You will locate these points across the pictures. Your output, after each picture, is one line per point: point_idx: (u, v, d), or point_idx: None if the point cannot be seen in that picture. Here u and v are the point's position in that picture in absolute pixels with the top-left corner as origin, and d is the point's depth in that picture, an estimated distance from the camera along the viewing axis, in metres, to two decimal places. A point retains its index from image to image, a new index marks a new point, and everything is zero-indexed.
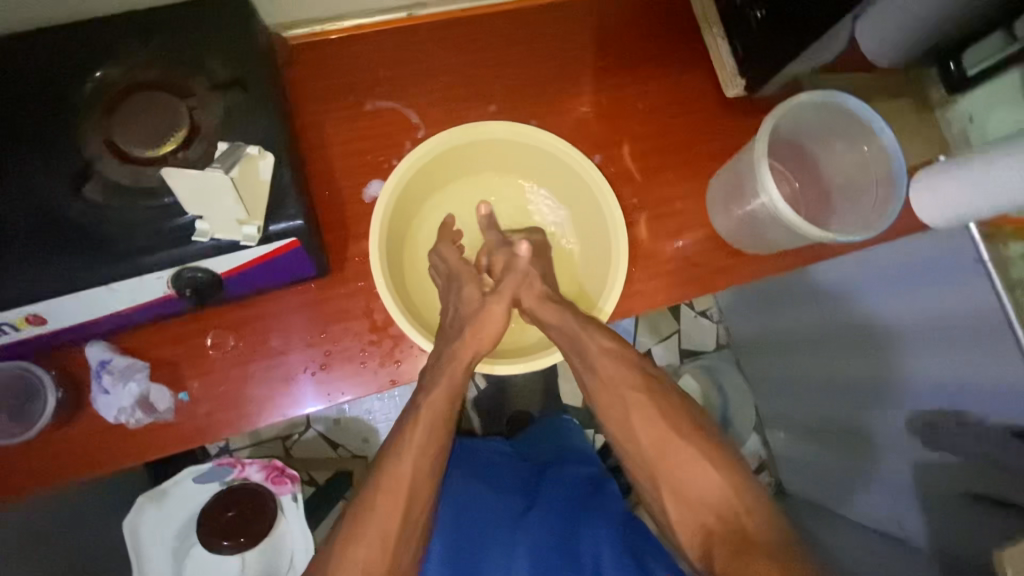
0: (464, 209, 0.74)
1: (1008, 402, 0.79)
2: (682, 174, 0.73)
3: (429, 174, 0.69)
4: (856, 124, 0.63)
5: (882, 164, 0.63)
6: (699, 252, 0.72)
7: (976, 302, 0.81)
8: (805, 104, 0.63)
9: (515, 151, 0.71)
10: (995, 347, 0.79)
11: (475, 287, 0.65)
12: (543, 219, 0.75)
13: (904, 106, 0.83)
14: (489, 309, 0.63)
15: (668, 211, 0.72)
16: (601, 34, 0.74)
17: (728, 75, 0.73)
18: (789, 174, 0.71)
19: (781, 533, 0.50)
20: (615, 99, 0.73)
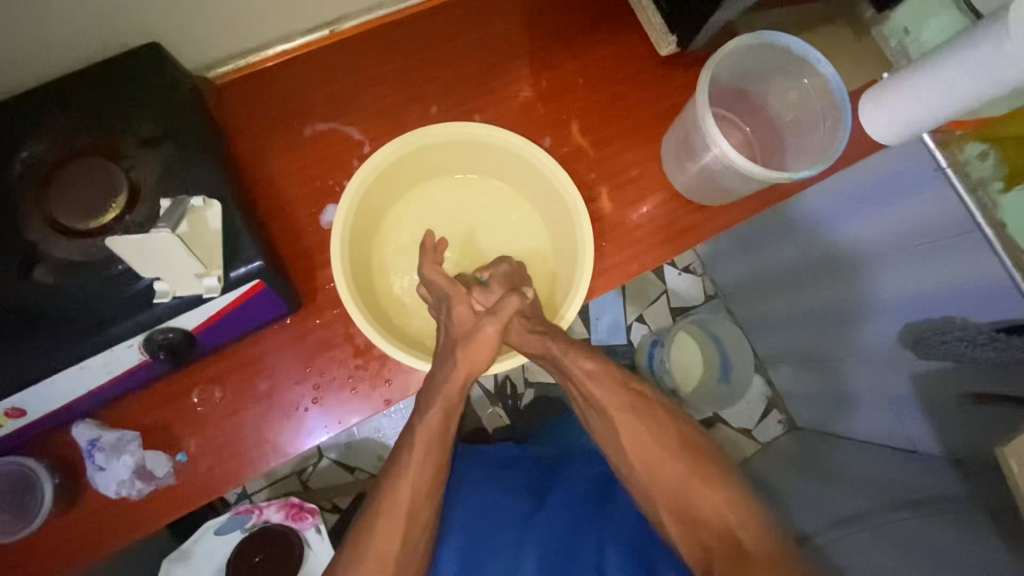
0: (427, 214, 0.73)
1: (993, 300, 0.80)
2: (633, 140, 0.73)
3: (382, 188, 0.68)
4: (791, 59, 0.63)
5: (825, 93, 0.63)
6: (664, 215, 0.72)
7: (943, 207, 0.82)
8: (741, 48, 0.62)
9: (464, 149, 0.70)
10: (967, 249, 0.81)
11: (467, 304, 0.63)
12: (506, 211, 0.74)
13: (841, 29, 0.83)
14: (481, 331, 0.61)
15: (627, 179, 0.72)
16: (527, 15, 0.73)
17: (659, 35, 0.72)
18: (738, 119, 0.71)
19: (771, 543, 0.53)
20: (555, 78, 0.73)
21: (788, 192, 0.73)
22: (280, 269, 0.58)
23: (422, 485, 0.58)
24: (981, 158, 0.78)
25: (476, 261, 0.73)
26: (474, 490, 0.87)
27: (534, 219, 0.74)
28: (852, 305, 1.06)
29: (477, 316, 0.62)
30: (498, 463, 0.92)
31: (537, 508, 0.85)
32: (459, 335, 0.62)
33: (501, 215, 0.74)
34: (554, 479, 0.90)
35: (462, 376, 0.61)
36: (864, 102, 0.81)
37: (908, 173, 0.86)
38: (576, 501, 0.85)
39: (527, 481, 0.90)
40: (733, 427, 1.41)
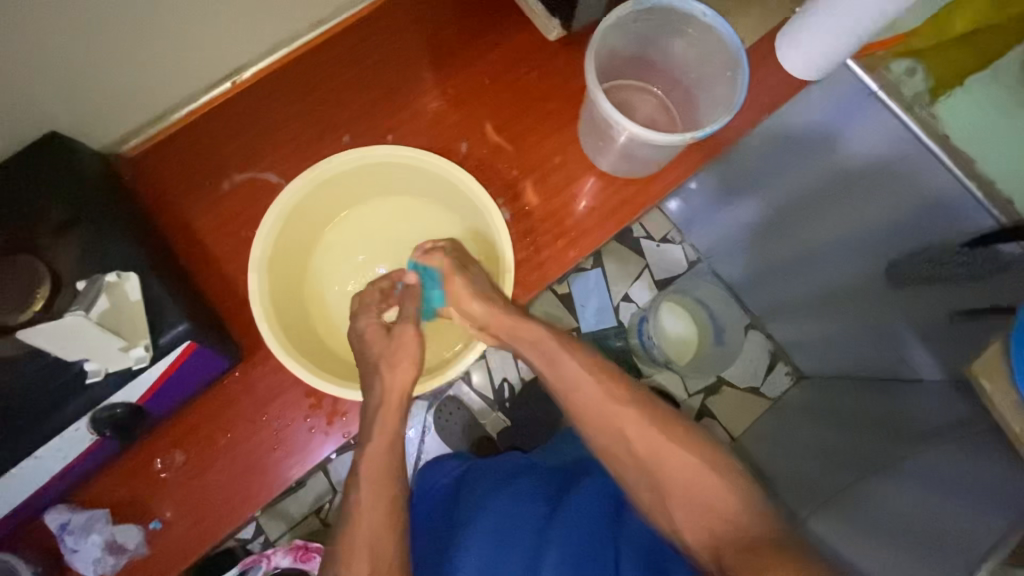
0: (359, 234, 0.74)
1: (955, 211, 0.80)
2: (549, 129, 0.72)
3: (294, 230, 0.68)
4: (679, 19, 0.62)
5: (721, 48, 0.62)
6: (592, 198, 0.72)
7: (880, 132, 0.82)
8: (625, 20, 0.61)
9: (367, 174, 0.69)
10: (914, 169, 0.81)
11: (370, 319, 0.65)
12: (427, 223, 0.74)
13: None
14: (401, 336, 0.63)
15: (549, 169, 0.72)
16: (423, 27, 0.73)
17: (544, 21, 0.72)
18: (645, 85, 0.71)
19: (742, 513, 0.53)
20: (461, 84, 0.72)
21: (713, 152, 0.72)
22: (213, 327, 0.59)
23: (395, 514, 0.58)
24: (909, 73, 0.80)
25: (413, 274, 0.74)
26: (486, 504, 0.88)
27: (457, 222, 0.74)
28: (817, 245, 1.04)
29: (386, 330, 0.65)
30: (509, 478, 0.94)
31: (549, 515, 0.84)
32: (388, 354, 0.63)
33: (432, 225, 0.75)
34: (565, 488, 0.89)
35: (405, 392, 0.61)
36: (780, 45, 0.77)
37: (840, 106, 0.84)
38: (588, 504, 0.83)
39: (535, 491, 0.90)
40: (740, 388, 1.38)
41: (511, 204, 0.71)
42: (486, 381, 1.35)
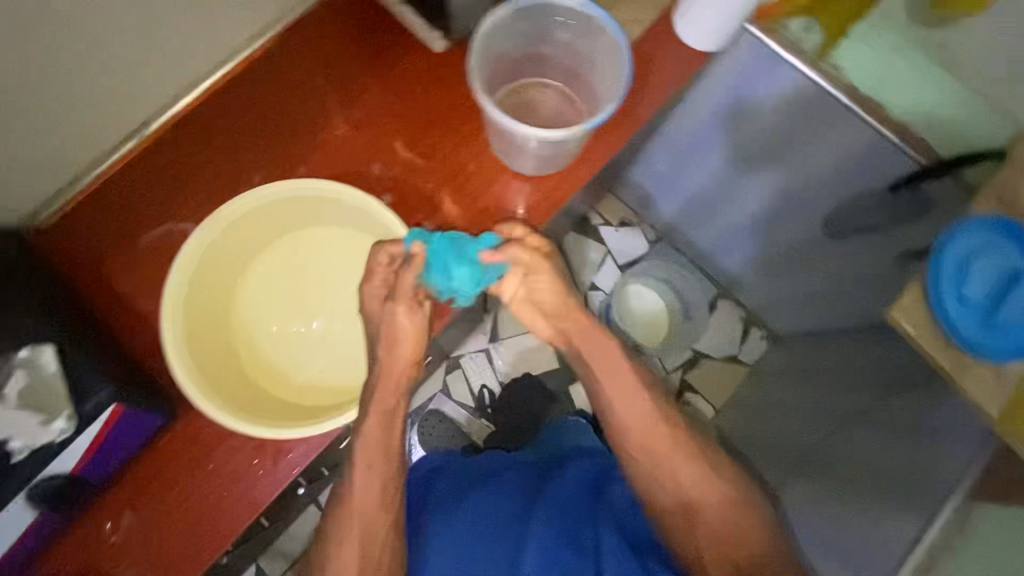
0: (262, 297, 0.72)
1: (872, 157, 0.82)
2: (458, 137, 0.72)
3: (205, 283, 0.66)
4: (557, 12, 0.63)
5: (604, 34, 0.62)
6: (511, 198, 0.72)
7: (790, 88, 0.83)
8: (502, 23, 0.61)
9: (271, 214, 0.68)
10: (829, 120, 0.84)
11: (374, 292, 0.64)
12: (340, 253, 0.74)
13: None
14: (392, 315, 0.62)
15: (464, 176, 0.72)
16: (318, 55, 0.73)
17: (426, 33, 0.73)
18: (543, 80, 0.71)
19: None
20: (364, 105, 0.73)
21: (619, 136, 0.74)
22: (140, 386, 0.59)
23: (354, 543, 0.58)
24: (806, 30, 0.82)
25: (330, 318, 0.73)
26: (462, 505, 0.83)
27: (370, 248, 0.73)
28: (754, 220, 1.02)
29: (384, 304, 0.64)
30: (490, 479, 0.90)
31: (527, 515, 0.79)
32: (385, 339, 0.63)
33: (348, 255, 0.73)
34: (548, 486, 0.84)
35: (394, 385, 0.63)
36: (680, 20, 0.76)
37: (750, 70, 0.85)
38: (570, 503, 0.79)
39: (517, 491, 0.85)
40: (717, 358, 1.35)
41: (432, 218, 0.71)
42: (465, 390, 1.37)
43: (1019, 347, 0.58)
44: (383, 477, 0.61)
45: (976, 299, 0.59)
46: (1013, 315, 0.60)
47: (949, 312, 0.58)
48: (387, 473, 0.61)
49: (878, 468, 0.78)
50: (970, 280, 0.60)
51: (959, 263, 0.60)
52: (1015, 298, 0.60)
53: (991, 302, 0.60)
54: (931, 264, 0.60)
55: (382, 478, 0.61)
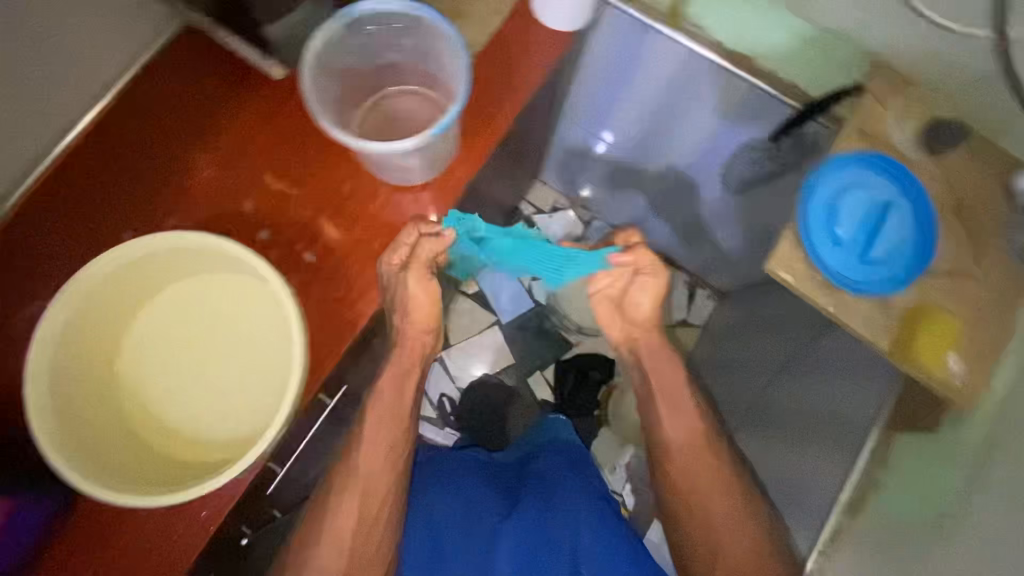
0: (159, 366, 0.62)
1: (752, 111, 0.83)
2: (326, 160, 0.70)
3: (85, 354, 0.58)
4: (388, 19, 0.61)
5: (439, 33, 0.61)
6: (392, 213, 0.71)
7: (664, 55, 0.84)
8: (331, 41, 0.59)
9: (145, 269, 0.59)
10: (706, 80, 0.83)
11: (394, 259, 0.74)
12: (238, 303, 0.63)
13: None
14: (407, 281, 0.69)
15: (341, 198, 0.70)
16: (162, 103, 0.70)
17: (260, 63, 0.69)
18: (397, 87, 0.69)
19: None
20: (223, 146, 0.70)
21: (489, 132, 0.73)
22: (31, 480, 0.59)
23: None
24: None
25: (255, 359, 0.62)
26: (444, 497, 0.86)
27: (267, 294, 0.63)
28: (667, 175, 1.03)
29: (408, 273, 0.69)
30: (468, 469, 0.90)
31: (509, 513, 0.85)
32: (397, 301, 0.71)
33: (247, 303, 0.63)
34: (534, 480, 0.89)
35: (415, 344, 0.75)
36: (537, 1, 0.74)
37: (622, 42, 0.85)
38: (553, 502, 0.85)
39: (498, 486, 0.89)
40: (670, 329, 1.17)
41: (316, 246, 0.69)
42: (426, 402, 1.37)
43: (892, 274, 0.62)
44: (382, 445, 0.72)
45: (849, 238, 0.64)
46: (890, 236, 0.64)
47: (821, 258, 0.62)
48: (368, 456, 0.71)
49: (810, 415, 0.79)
50: (841, 220, 0.65)
51: (828, 208, 0.65)
52: (892, 214, 0.64)
53: (865, 234, 0.65)
54: (799, 223, 0.63)
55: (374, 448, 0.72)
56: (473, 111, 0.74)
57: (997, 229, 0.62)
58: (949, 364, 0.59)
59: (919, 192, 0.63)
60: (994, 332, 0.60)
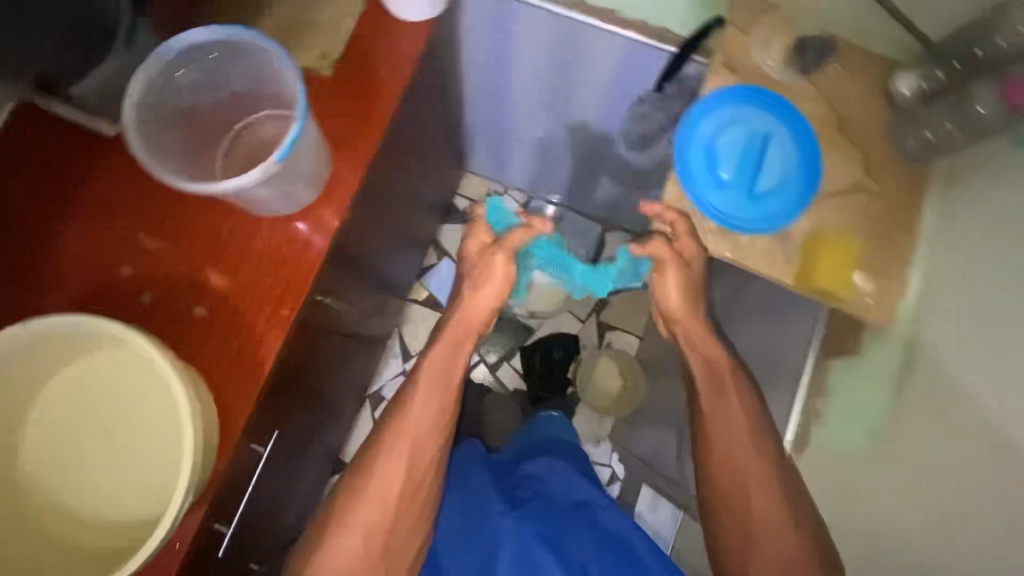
0: (49, 460, 0.57)
1: (632, 64, 0.79)
2: (194, 208, 0.67)
3: None
4: (210, 48, 0.57)
5: (266, 51, 0.57)
6: (277, 247, 0.67)
7: (532, 23, 0.81)
8: (151, 84, 0.55)
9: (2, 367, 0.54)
10: (580, 41, 0.80)
11: (479, 240, 0.79)
12: (120, 376, 0.59)
13: None
14: (492, 257, 0.77)
15: (219, 244, 0.67)
16: (9, 186, 0.66)
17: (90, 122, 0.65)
18: (250, 117, 0.65)
19: None
20: (84, 216, 0.66)
21: (362, 145, 0.70)
22: None
23: None
24: None
25: (153, 431, 0.58)
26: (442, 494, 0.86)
27: (146, 361, 0.58)
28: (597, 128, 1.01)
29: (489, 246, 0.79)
30: (477, 469, 0.88)
31: (510, 510, 0.82)
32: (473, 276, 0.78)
33: (129, 373, 0.59)
34: (533, 478, 0.88)
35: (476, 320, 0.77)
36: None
37: (491, 18, 0.83)
38: (550, 498, 0.84)
39: (499, 487, 0.87)
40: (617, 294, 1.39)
41: (204, 298, 0.65)
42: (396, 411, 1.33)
43: (782, 205, 0.60)
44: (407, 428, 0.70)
45: (733, 176, 0.62)
46: (773, 166, 0.61)
47: (706, 203, 0.61)
48: None
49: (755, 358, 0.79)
50: (721, 159, 0.62)
51: (705, 150, 0.62)
52: (771, 143, 0.61)
53: (749, 165, 0.62)
54: (676, 172, 0.62)
55: (420, 419, 0.71)
56: (339, 124, 0.70)
57: (881, 134, 0.61)
58: (854, 282, 0.58)
59: (792, 113, 0.61)
60: (897, 236, 0.59)
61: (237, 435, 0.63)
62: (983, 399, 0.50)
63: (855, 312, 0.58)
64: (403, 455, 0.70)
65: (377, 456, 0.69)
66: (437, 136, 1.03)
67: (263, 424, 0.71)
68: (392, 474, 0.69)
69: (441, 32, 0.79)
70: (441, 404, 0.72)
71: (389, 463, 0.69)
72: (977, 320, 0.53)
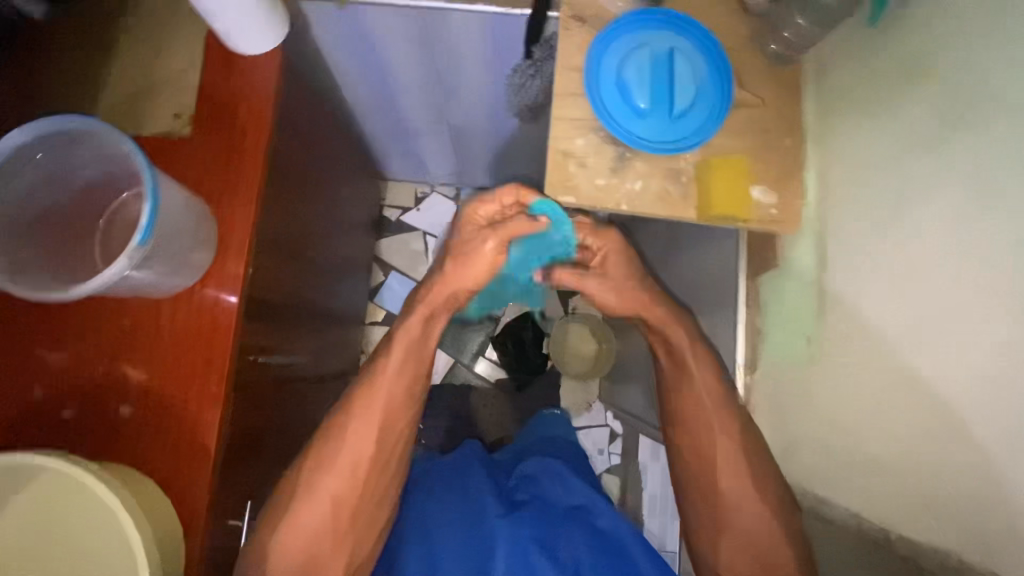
0: None
1: (496, 35, 0.77)
2: (90, 307, 0.64)
3: None
4: (42, 142, 0.54)
5: (99, 130, 0.54)
6: (187, 320, 0.65)
7: (386, 21, 0.78)
8: None
9: None
10: (438, 26, 0.77)
11: (475, 222, 0.72)
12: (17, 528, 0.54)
13: (129, 21, 0.71)
14: (482, 244, 0.71)
15: (126, 336, 0.64)
16: None
17: None
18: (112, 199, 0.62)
19: None
20: None
21: (245, 192, 0.67)
22: None
23: None
24: None
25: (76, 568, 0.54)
26: (440, 494, 0.87)
27: (50, 501, 0.54)
28: (490, 109, 0.99)
29: (482, 229, 0.71)
30: (475, 469, 0.90)
31: (507, 514, 0.83)
32: (462, 253, 0.72)
33: (29, 521, 0.54)
34: (532, 480, 0.89)
35: (453, 293, 0.73)
36: (248, 41, 0.68)
37: (344, 27, 0.79)
38: (548, 501, 0.86)
39: (496, 489, 0.88)
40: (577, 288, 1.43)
41: (128, 397, 0.63)
42: None
43: (705, 117, 0.58)
44: (353, 451, 0.68)
45: (650, 102, 0.58)
46: (686, 78, 0.58)
47: (635, 136, 0.57)
48: (308, 540, 0.65)
49: (699, 293, 0.78)
50: (634, 89, 0.58)
51: (617, 85, 0.58)
52: (677, 54, 0.58)
53: (664, 87, 0.59)
54: (596, 115, 0.58)
55: (392, 386, 0.70)
56: (213, 177, 0.67)
57: (745, 44, 0.60)
58: (755, 197, 0.57)
59: (686, 23, 0.59)
60: (785, 141, 0.59)
61: (200, 522, 0.61)
62: (872, 293, 0.50)
63: (762, 226, 0.58)
64: (349, 472, 0.67)
65: (315, 475, 0.67)
66: (335, 157, 0.99)
67: (234, 499, 0.70)
68: (348, 479, 0.67)
69: (291, 56, 0.75)
70: (414, 373, 0.72)
71: (346, 452, 0.68)
72: (858, 214, 0.53)
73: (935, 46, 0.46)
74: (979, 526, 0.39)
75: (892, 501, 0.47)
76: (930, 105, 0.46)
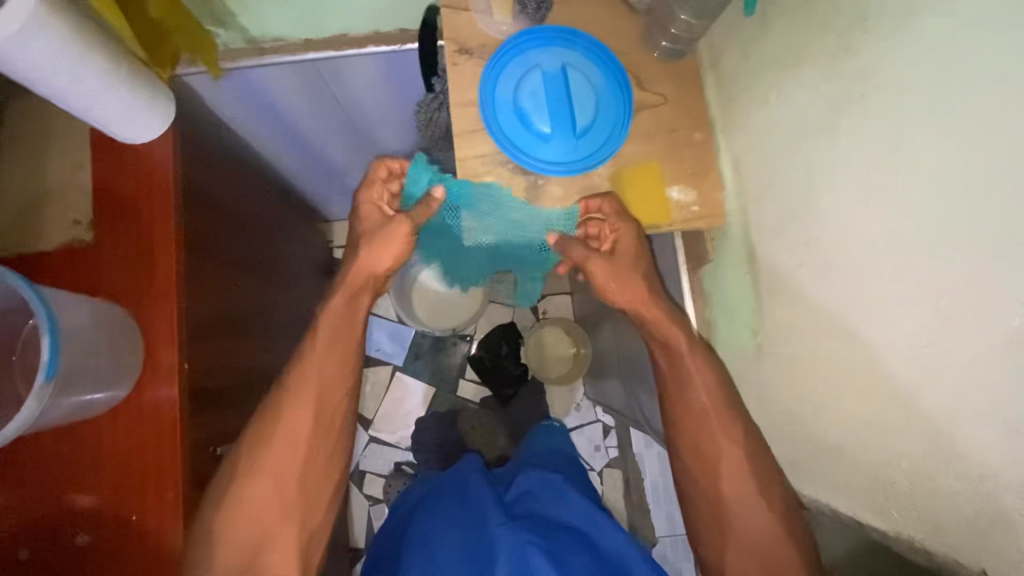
0: None
1: (396, 72, 0.76)
2: (23, 442, 0.61)
3: None
4: None
5: None
6: (128, 433, 0.62)
7: (277, 78, 0.75)
8: None
9: None
10: (333, 73, 0.76)
11: (372, 203, 0.70)
12: None
13: (12, 135, 0.67)
14: (393, 225, 0.69)
15: (67, 463, 0.61)
16: None
17: None
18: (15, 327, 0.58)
19: None
20: None
21: (159, 286, 0.64)
22: None
23: None
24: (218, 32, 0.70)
25: None
26: (443, 515, 0.87)
27: None
28: (411, 138, 0.97)
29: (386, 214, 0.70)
30: (478, 485, 0.90)
31: (509, 522, 0.82)
32: (373, 237, 0.70)
33: None
34: (530, 496, 0.89)
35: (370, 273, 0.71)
36: (151, 123, 0.65)
37: (236, 91, 0.76)
38: (545, 516, 0.86)
39: (497, 500, 0.87)
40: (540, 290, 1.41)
41: (84, 524, 0.61)
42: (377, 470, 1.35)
43: (608, 130, 0.57)
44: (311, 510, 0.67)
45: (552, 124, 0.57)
46: (583, 92, 0.57)
47: (542, 162, 0.57)
48: None
49: None
50: (534, 114, 0.57)
51: (516, 113, 0.57)
52: (570, 71, 0.57)
53: (563, 107, 0.57)
54: (502, 148, 0.56)
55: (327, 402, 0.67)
56: (125, 279, 0.64)
57: (637, 47, 0.59)
58: (672, 198, 0.57)
59: (572, 36, 0.58)
60: (695, 136, 0.58)
61: None
62: (801, 280, 0.50)
63: (686, 227, 0.57)
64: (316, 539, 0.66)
65: None
66: (265, 217, 0.96)
67: None
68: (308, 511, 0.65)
69: (187, 133, 0.72)
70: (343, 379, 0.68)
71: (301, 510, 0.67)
72: (773, 201, 0.53)
73: (813, 30, 0.46)
74: (933, 509, 0.40)
75: (856, 484, 0.48)
76: (817, 92, 0.46)
